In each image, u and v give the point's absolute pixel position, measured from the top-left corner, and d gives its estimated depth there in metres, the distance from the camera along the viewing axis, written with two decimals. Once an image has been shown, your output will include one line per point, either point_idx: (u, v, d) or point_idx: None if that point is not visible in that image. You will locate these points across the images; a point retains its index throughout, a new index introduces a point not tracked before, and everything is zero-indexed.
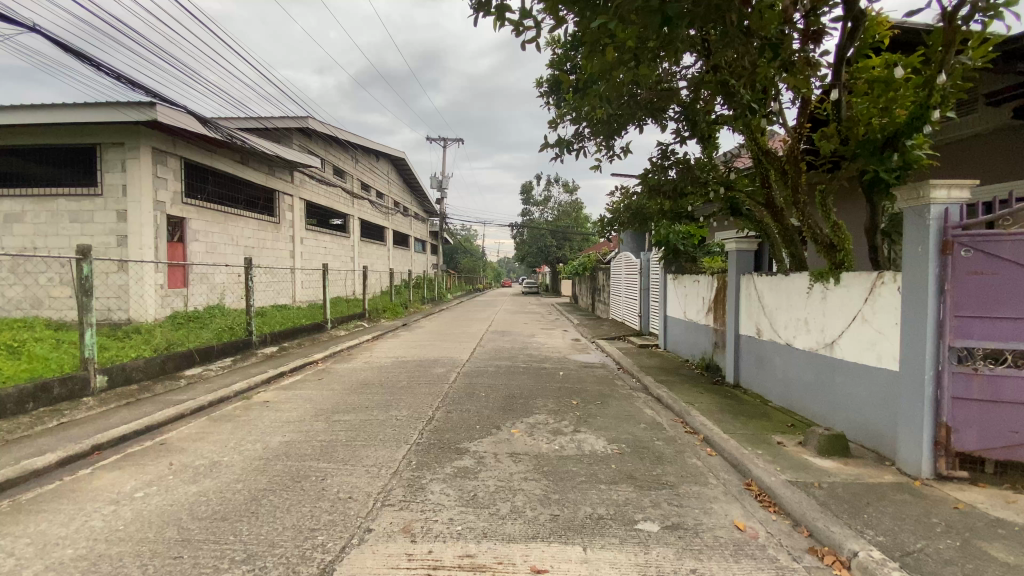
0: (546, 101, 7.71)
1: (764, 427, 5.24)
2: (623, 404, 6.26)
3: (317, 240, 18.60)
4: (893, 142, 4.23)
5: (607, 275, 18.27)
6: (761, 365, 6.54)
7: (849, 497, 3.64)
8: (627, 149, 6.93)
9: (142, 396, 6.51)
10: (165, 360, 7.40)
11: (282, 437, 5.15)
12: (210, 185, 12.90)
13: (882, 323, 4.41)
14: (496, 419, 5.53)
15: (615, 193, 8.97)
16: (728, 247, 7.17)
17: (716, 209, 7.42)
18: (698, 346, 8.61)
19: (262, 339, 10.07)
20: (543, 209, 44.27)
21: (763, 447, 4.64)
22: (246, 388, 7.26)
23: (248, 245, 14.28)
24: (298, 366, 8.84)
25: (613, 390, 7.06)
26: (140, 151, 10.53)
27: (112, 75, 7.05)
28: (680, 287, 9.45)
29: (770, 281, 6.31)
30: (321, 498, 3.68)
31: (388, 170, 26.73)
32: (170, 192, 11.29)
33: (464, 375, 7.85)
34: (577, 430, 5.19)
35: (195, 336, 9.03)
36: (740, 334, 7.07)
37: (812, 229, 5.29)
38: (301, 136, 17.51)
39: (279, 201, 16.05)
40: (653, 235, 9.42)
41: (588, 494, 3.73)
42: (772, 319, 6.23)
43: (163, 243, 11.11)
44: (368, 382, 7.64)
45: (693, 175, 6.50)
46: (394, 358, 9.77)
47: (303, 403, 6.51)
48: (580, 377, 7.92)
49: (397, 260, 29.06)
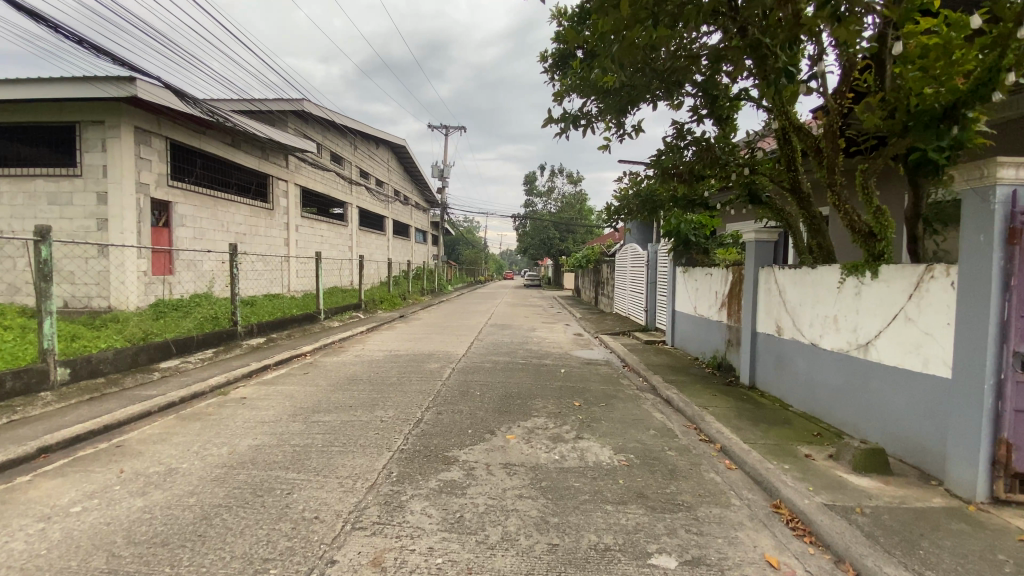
0: (551, 77, 7.13)
1: (787, 436, 4.73)
2: (630, 407, 5.74)
3: (313, 228, 18.05)
4: (952, 113, 3.68)
5: (611, 268, 17.72)
6: (779, 367, 6.02)
7: (897, 526, 3.11)
8: (638, 128, 6.33)
9: (109, 391, 6.02)
10: (136, 352, 6.89)
11: (251, 440, 4.63)
12: (198, 168, 12.36)
13: (929, 323, 3.87)
14: (491, 423, 5.01)
15: (621, 180, 8.44)
16: (746, 238, 6.60)
17: (733, 196, 6.88)
18: (709, 343, 8.08)
19: (248, 330, 9.55)
20: (546, 201, 43.65)
21: (789, 461, 4.13)
22: (223, 382, 6.75)
23: (239, 231, 13.73)
24: (283, 360, 8.31)
25: (619, 390, 6.53)
26: (121, 131, 9.99)
27: (73, 38, 6.44)
28: (691, 280, 8.87)
29: (793, 275, 5.76)
30: (282, 518, 3.17)
31: (387, 158, 26.15)
32: (154, 174, 10.74)
33: (459, 372, 7.32)
34: (579, 436, 4.67)
35: (174, 326, 8.52)
36: (757, 332, 6.52)
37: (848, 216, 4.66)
38: (296, 119, 16.90)
39: (273, 186, 15.49)
40: (662, 225, 8.85)
41: (593, 517, 3.21)
42: (795, 316, 5.68)
43: (147, 227, 10.60)
44: (357, 378, 7.13)
45: (712, 156, 5.93)
46: (387, 351, 9.25)
47: (282, 400, 6.01)
48: (583, 375, 7.41)
49: (396, 250, 28.56)
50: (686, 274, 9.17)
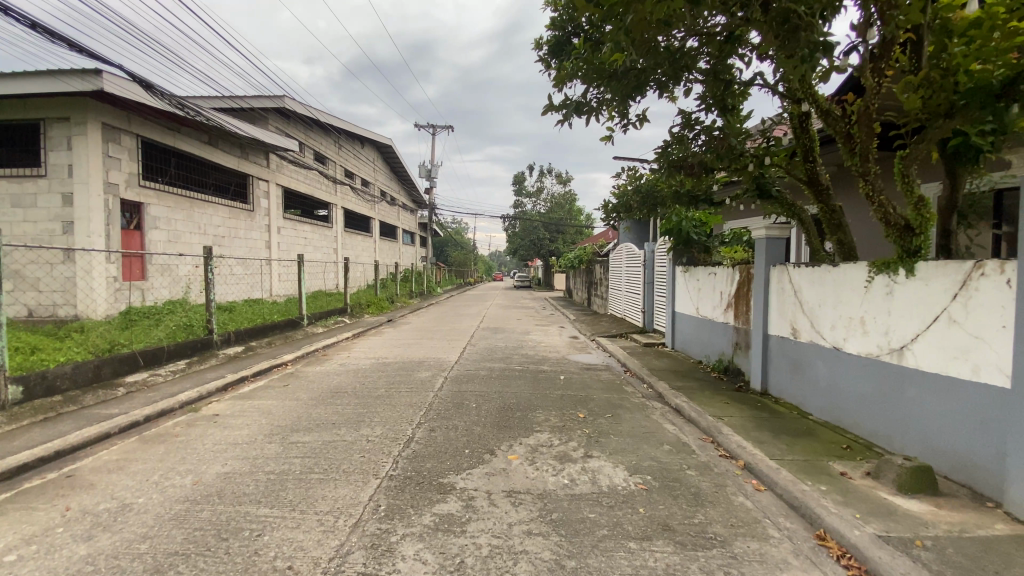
0: (546, 66, 6.69)
1: (815, 450, 4.33)
2: (638, 418, 5.30)
3: (296, 230, 17.41)
4: (1010, 89, 3.41)
5: (604, 269, 17.33)
6: (796, 372, 5.62)
7: (967, 563, 2.70)
8: (641, 118, 5.93)
9: (65, 410, 5.43)
10: (99, 365, 6.29)
11: (221, 467, 4.10)
12: (172, 167, 11.72)
13: (979, 325, 3.49)
14: (489, 441, 4.54)
15: (619, 176, 8.13)
16: (756, 235, 6.18)
17: (740, 191, 6.48)
18: (714, 346, 7.69)
19: (225, 339, 8.97)
20: (535, 201, 43.27)
21: (825, 482, 3.72)
22: (195, 398, 6.18)
23: (216, 234, 13.08)
24: (262, 370, 7.75)
25: (623, 399, 6.09)
26: (87, 127, 9.33)
27: (23, 19, 5.82)
28: (692, 280, 8.48)
29: (810, 273, 5.36)
30: (250, 569, 2.67)
31: (373, 158, 25.56)
32: (124, 173, 10.09)
33: (452, 381, 6.82)
34: (588, 455, 4.22)
35: (144, 335, 7.92)
36: (769, 334, 6.13)
37: (882, 209, 4.27)
38: (278, 116, 16.27)
39: (253, 187, 14.86)
40: (662, 222, 8.46)
41: (616, 559, 2.75)
42: (813, 318, 5.29)
43: (117, 230, 9.95)
44: (341, 389, 6.61)
45: (727, 146, 5.40)
46: (374, 359, 8.72)
47: (258, 417, 5.47)
48: (584, 382, 6.95)
49: (383, 252, 27.95)
50: (686, 273, 8.78)
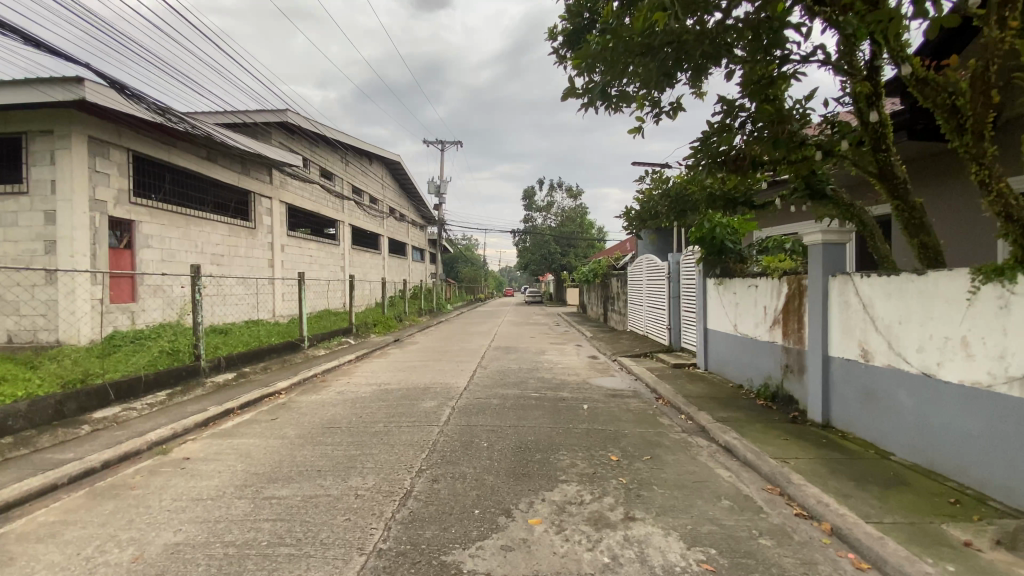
0: (562, 55, 5.97)
1: (917, 508, 3.44)
2: (685, 462, 4.41)
3: (301, 248, 16.81)
4: None
5: (622, 283, 16.46)
6: (868, 402, 4.71)
7: None
8: (675, 108, 5.24)
9: (12, 455, 4.69)
10: (61, 401, 5.57)
11: (171, 535, 3.31)
12: (167, 183, 11.18)
13: None
14: (505, 496, 3.69)
15: (643, 180, 7.44)
16: (809, 240, 5.34)
17: (789, 191, 5.67)
18: (757, 368, 6.79)
19: (215, 365, 8.24)
20: (547, 216, 41.84)
21: (949, 556, 2.83)
22: (167, 437, 5.41)
23: (215, 252, 12.48)
24: (251, 401, 6.97)
25: (661, 435, 5.20)
26: (71, 140, 8.81)
27: None
28: (728, 294, 7.61)
29: (883, 284, 4.49)
30: None
31: (381, 173, 25.11)
32: (112, 188, 9.53)
33: (460, 413, 5.98)
34: (630, 516, 3.36)
35: (123, 363, 7.22)
36: (830, 356, 5.23)
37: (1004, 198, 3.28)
38: (281, 132, 15.78)
39: (255, 203, 14.30)
40: (692, 230, 7.63)
41: None
42: (891, 337, 4.39)
43: (105, 250, 9.35)
44: (335, 423, 5.81)
45: (788, 134, 4.47)
46: (376, 386, 7.91)
47: (235, 461, 4.68)
48: (612, 412, 6.08)
49: (392, 269, 27.36)
50: (720, 287, 7.93)
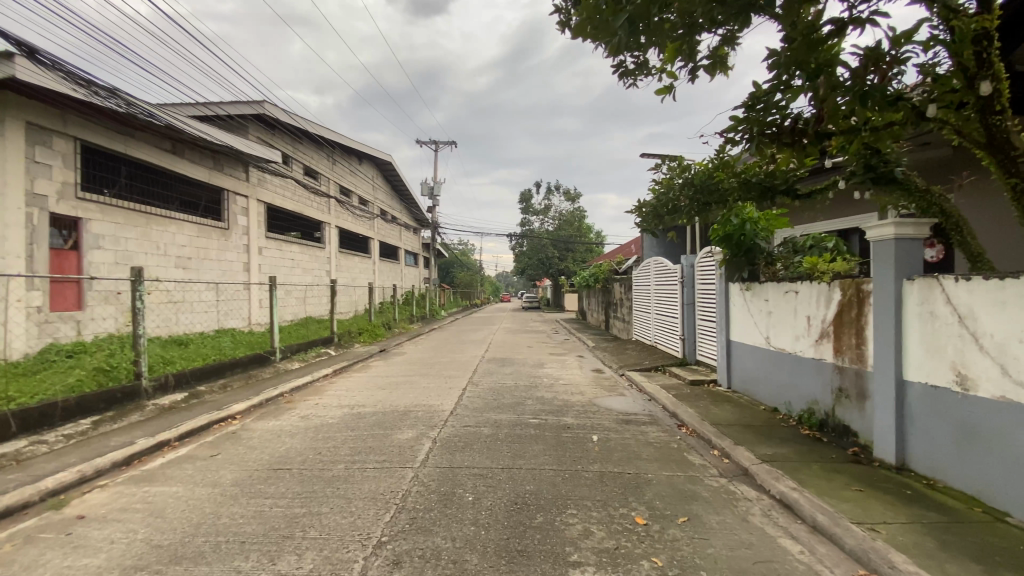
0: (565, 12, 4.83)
1: None
2: (736, 528, 3.30)
3: (281, 250, 15.67)
4: None
5: (625, 289, 15.39)
6: (967, 441, 3.62)
7: None
8: (712, 71, 4.17)
9: None
10: None
11: None
12: (122, 177, 10.04)
13: None
14: None
15: (660, 168, 6.30)
16: (876, 236, 4.27)
17: (850, 173, 4.60)
18: (797, 390, 5.71)
19: (163, 383, 7.09)
20: (543, 219, 40.79)
21: None
22: (68, 484, 4.24)
23: (180, 254, 11.33)
24: (195, 430, 5.84)
25: (695, 481, 4.09)
26: (4, 126, 7.69)
27: None
28: (758, 301, 6.53)
29: (992, 289, 3.40)
30: None
31: (371, 174, 24.03)
32: (55, 182, 8.40)
33: (442, 448, 4.90)
34: None
35: (43, 384, 6.04)
36: (906, 381, 4.13)
37: None
38: (258, 125, 14.71)
39: (229, 202, 13.17)
40: (716, 227, 6.56)
41: None
42: (1006, 359, 3.31)
43: (43, 251, 8.20)
44: (287, 463, 4.68)
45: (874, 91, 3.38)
46: (348, 408, 6.77)
47: (138, 524, 3.53)
48: (628, 446, 4.97)
49: (383, 274, 26.24)
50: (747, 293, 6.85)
